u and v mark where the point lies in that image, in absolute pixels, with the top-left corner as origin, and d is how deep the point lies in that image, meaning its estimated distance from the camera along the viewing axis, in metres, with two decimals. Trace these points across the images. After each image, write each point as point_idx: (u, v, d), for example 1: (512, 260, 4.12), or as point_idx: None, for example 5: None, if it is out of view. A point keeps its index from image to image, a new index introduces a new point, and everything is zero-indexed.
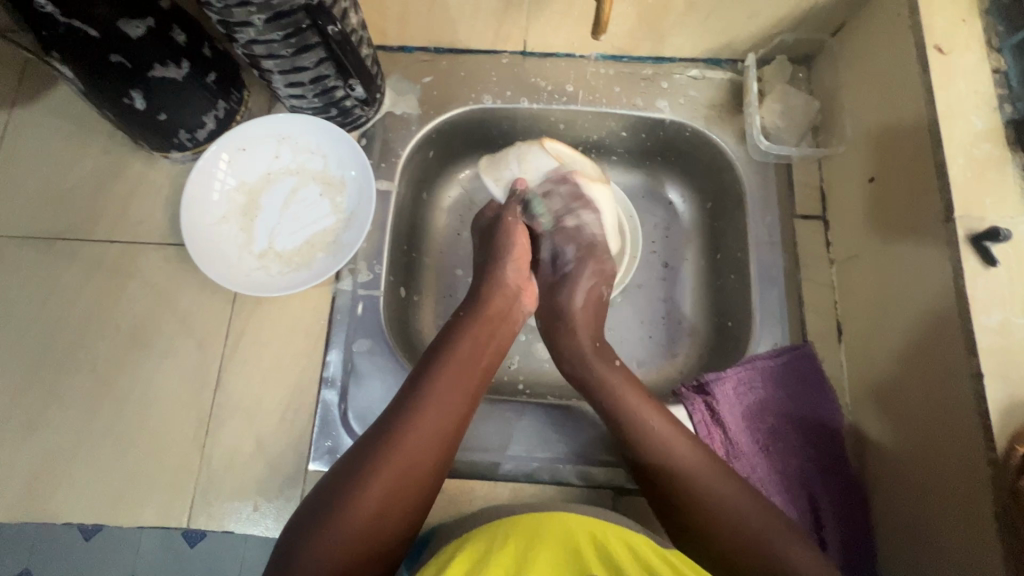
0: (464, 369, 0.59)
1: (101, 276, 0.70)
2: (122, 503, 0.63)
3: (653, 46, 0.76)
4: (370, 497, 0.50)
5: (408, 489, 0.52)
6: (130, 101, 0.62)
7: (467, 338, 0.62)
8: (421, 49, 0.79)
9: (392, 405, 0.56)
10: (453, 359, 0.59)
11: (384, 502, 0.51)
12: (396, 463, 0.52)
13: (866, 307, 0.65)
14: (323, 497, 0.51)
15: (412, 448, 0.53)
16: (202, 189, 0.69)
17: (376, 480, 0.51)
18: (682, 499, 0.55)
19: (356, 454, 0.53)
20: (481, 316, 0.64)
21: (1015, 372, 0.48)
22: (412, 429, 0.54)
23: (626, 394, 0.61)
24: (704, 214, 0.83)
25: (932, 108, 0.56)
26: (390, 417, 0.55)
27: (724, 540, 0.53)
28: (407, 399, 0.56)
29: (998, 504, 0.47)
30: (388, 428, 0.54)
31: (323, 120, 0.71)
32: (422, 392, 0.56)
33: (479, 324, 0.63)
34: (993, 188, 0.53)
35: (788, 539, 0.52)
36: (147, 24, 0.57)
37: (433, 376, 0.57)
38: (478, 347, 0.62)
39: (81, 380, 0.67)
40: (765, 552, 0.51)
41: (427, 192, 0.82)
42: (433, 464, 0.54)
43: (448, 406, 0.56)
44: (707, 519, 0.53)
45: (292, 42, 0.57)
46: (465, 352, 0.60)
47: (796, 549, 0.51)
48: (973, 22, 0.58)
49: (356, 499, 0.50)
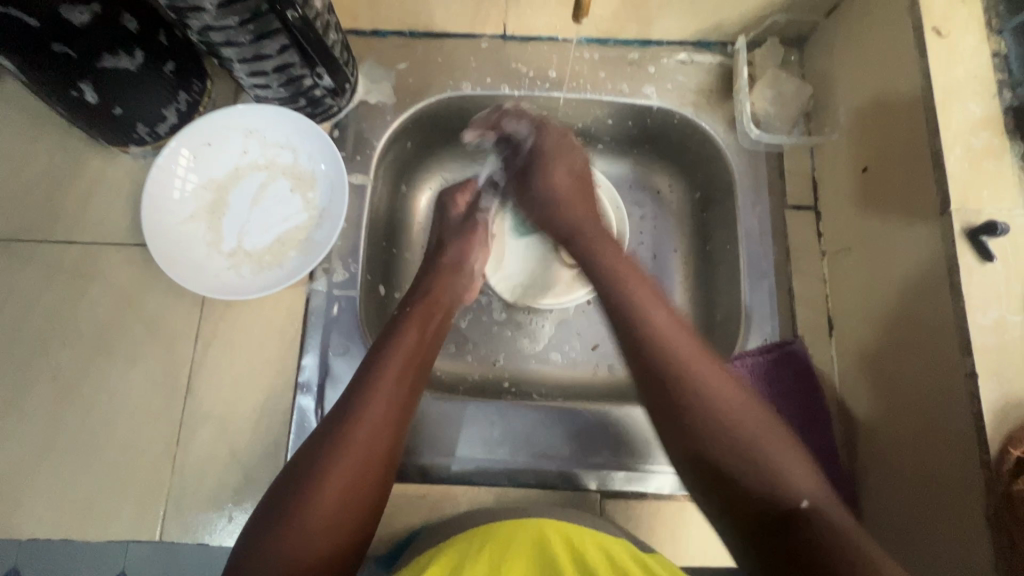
0: (407, 360, 0.57)
1: (61, 279, 0.66)
2: (91, 516, 0.61)
3: (640, 28, 0.73)
4: (321, 507, 0.47)
5: (367, 479, 0.50)
6: (80, 94, 0.57)
7: (405, 331, 0.59)
8: (395, 33, 0.74)
9: (332, 410, 0.53)
10: (391, 355, 0.56)
11: (336, 499, 0.48)
12: (347, 468, 0.49)
13: (858, 300, 0.63)
14: (273, 504, 0.48)
15: (365, 439, 0.51)
16: (163, 187, 0.66)
17: (319, 493, 0.48)
18: (690, 414, 0.49)
19: (299, 464, 0.50)
20: (424, 307, 0.63)
21: (1009, 372, 0.47)
22: (357, 432, 0.51)
23: (647, 302, 0.56)
24: (693, 205, 0.80)
25: (929, 94, 0.54)
26: (332, 420, 0.52)
27: (722, 437, 0.48)
28: (353, 392, 0.53)
29: (990, 506, 0.46)
30: (330, 435, 0.51)
31: (291, 112, 0.67)
32: (364, 384, 0.54)
33: (418, 316, 0.61)
34: (991, 178, 0.51)
35: (790, 458, 0.46)
36: (94, 10, 0.53)
37: (375, 374, 0.55)
38: (419, 338, 0.60)
39: (43, 389, 0.64)
40: (753, 443, 0.47)
41: (405, 184, 0.78)
42: (387, 453, 0.52)
43: (393, 396, 0.54)
44: (705, 421, 0.48)
45: (250, 29, 0.53)
46: (404, 342, 0.58)
47: (800, 472, 0.46)
48: (973, 2, 0.55)
49: (308, 509, 0.47)
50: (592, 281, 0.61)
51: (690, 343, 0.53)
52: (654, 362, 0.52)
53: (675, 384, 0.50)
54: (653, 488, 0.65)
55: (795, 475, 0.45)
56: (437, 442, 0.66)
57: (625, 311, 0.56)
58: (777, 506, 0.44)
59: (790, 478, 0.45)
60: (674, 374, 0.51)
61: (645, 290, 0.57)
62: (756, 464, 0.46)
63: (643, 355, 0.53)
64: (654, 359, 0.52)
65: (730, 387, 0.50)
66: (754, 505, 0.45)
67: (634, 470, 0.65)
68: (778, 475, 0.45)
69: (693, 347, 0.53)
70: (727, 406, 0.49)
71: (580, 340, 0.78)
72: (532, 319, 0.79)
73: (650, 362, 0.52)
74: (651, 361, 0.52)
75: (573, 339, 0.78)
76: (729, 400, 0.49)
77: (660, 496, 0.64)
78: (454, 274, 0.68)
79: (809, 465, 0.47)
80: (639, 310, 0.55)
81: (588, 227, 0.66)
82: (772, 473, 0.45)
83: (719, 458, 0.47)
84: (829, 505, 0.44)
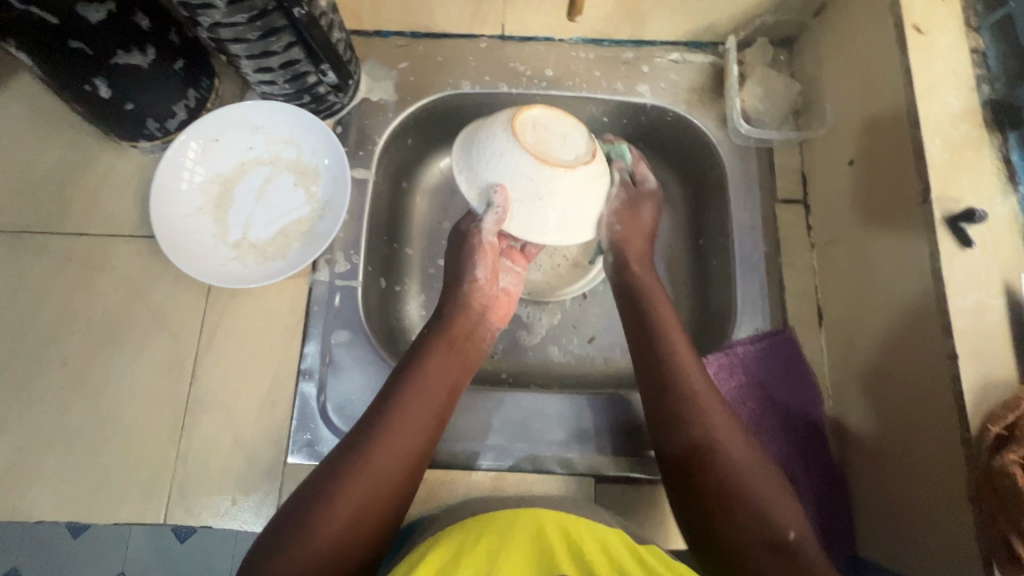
0: (433, 393, 0.58)
1: (71, 270, 0.68)
2: (98, 500, 0.62)
3: (633, 29, 0.75)
4: (328, 527, 0.49)
5: (373, 512, 0.51)
6: (93, 89, 0.60)
7: (430, 360, 0.60)
8: (397, 34, 0.77)
9: (352, 432, 0.55)
10: (416, 387, 0.57)
11: (343, 529, 0.49)
12: (360, 495, 0.50)
13: (846, 290, 0.65)
14: (285, 521, 0.49)
15: (378, 474, 0.52)
16: (171, 180, 0.68)
17: (330, 519, 0.49)
18: (717, 460, 0.53)
19: (315, 482, 0.51)
20: (448, 334, 0.63)
21: (989, 352, 0.49)
22: (374, 462, 0.52)
23: (670, 328, 0.62)
24: (686, 200, 0.82)
25: (910, 89, 0.56)
26: (350, 445, 0.53)
27: (723, 485, 0.52)
28: (372, 423, 0.55)
29: (972, 482, 0.47)
30: (348, 459, 0.52)
31: (295, 107, 0.70)
32: (386, 418, 0.55)
33: (444, 344, 0.62)
34: (970, 168, 0.53)
35: (784, 501, 0.51)
36: (108, 8, 0.55)
37: (397, 403, 0.56)
38: (442, 374, 0.60)
39: (52, 376, 0.65)
40: (750, 490, 0.51)
41: (406, 180, 0.81)
42: (399, 487, 0.53)
43: (412, 432, 0.55)
44: (722, 463, 0.53)
45: (258, 25, 0.55)
46: (432, 373, 0.59)
47: (788, 507, 0.51)
48: (951, 1, 0.58)
49: (316, 528, 0.48)
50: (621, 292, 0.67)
51: (702, 376, 0.58)
52: (683, 399, 0.56)
53: (701, 433, 0.54)
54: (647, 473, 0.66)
55: (774, 503, 0.51)
56: None
57: (665, 362, 0.59)
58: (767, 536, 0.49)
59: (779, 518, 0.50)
60: (695, 434, 0.54)
61: (684, 348, 0.60)
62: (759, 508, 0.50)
63: (675, 397, 0.57)
64: (672, 384, 0.57)
65: (744, 445, 0.54)
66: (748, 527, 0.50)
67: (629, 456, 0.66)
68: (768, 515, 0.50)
69: (711, 392, 0.57)
70: (739, 464, 0.53)
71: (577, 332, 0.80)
72: (530, 312, 0.80)
73: (669, 389, 0.57)
74: (676, 396, 0.57)
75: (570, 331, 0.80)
76: (738, 456, 0.53)
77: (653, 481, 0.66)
78: (472, 291, 0.66)
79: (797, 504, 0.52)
80: (670, 352, 0.59)
81: (647, 277, 0.67)
82: (756, 497, 0.51)
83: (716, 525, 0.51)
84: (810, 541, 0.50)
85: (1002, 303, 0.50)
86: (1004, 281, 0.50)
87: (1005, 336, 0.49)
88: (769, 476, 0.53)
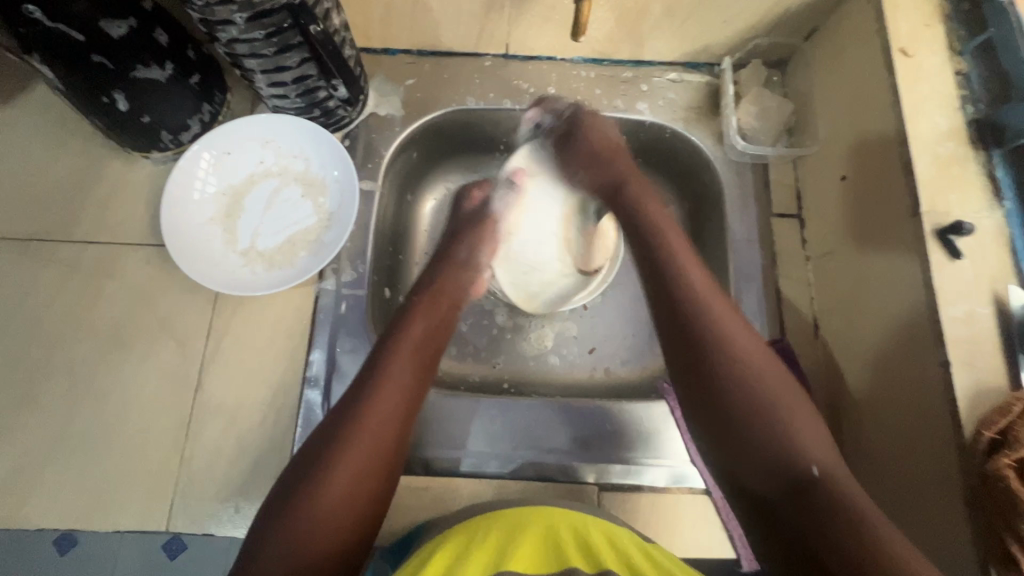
0: (418, 348, 0.60)
1: (80, 278, 0.69)
2: (100, 507, 0.62)
3: (633, 50, 0.78)
4: (332, 488, 0.49)
5: (378, 462, 0.52)
6: (111, 101, 0.61)
7: (414, 321, 0.62)
8: (405, 52, 0.80)
9: (343, 395, 0.55)
10: (402, 343, 0.59)
11: (354, 478, 0.50)
12: (359, 449, 0.51)
13: (840, 301, 0.67)
14: (291, 481, 0.50)
15: (377, 426, 0.53)
16: (184, 190, 0.69)
17: (338, 470, 0.50)
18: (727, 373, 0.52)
19: (318, 440, 0.52)
20: (431, 297, 0.66)
21: (980, 361, 0.50)
22: (372, 416, 0.53)
23: (682, 254, 0.59)
24: (684, 215, 0.85)
25: (898, 109, 0.59)
26: (348, 403, 0.54)
27: (743, 416, 0.51)
28: (365, 378, 0.56)
29: (968, 488, 0.48)
30: (349, 410, 0.53)
31: (307, 121, 0.72)
32: (376, 372, 0.56)
33: (425, 307, 0.64)
34: (956, 184, 0.56)
35: (813, 435, 0.50)
36: (130, 23, 0.57)
37: (384, 362, 0.57)
38: (426, 329, 0.62)
39: (57, 382, 0.66)
40: (782, 423, 0.50)
41: (410, 194, 0.82)
42: (398, 438, 0.54)
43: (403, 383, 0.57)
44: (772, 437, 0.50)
45: (274, 42, 0.58)
46: (414, 331, 0.61)
47: (817, 443, 0.50)
48: (935, 26, 0.61)
49: (321, 485, 0.49)
50: (635, 233, 0.63)
51: (742, 327, 0.55)
52: (705, 335, 0.54)
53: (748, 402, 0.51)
54: (649, 481, 0.67)
55: (800, 431, 0.50)
56: (440, 436, 0.68)
57: (670, 285, 0.57)
58: (798, 469, 0.48)
59: (807, 450, 0.49)
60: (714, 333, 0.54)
61: (705, 286, 0.57)
62: (783, 433, 0.50)
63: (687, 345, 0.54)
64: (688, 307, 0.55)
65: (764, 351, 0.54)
66: (770, 451, 0.49)
67: (631, 464, 0.67)
68: (793, 438, 0.49)
69: (749, 338, 0.54)
70: (767, 397, 0.51)
71: (578, 342, 0.81)
72: (532, 322, 0.82)
73: (682, 318, 0.55)
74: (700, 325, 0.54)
75: (570, 342, 0.81)
76: (764, 395, 0.51)
77: (654, 489, 0.66)
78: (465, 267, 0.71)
79: (827, 440, 0.51)
80: (704, 311, 0.55)
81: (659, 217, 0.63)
82: (783, 432, 0.50)
83: (750, 446, 0.50)
84: (844, 476, 0.48)
85: (992, 312, 0.52)
86: (992, 290, 0.52)
87: (995, 344, 0.51)
88: (794, 398, 0.52)
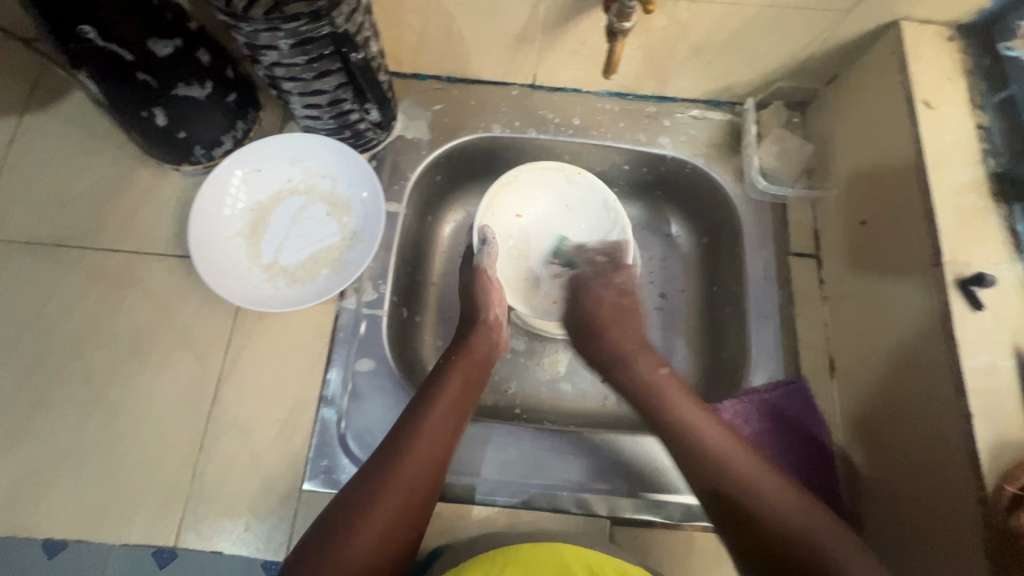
0: (450, 412, 0.60)
1: (103, 286, 0.69)
2: (109, 518, 0.62)
3: (657, 86, 0.80)
4: (360, 541, 0.50)
5: (401, 529, 0.53)
6: (150, 116, 0.62)
7: (449, 381, 0.62)
8: (434, 78, 0.81)
9: (376, 452, 0.56)
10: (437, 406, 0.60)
11: (377, 541, 0.51)
12: (386, 513, 0.52)
13: (858, 343, 0.67)
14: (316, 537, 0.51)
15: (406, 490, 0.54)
16: (213, 204, 0.70)
17: (362, 533, 0.50)
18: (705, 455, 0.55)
19: (345, 499, 0.53)
20: (464, 357, 0.65)
21: (1002, 414, 0.50)
22: (399, 479, 0.54)
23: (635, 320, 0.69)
24: (701, 249, 0.85)
25: (921, 160, 0.60)
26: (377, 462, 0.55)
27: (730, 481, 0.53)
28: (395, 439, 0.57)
29: (988, 543, 0.48)
30: (378, 469, 0.54)
31: (337, 142, 0.72)
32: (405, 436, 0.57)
33: (460, 367, 0.64)
34: (979, 235, 0.57)
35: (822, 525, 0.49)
36: (175, 43, 0.59)
37: (418, 424, 0.58)
38: (462, 388, 0.62)
39: (73, 389, 0.66)
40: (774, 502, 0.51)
41: (431, 215, 0.84)
42: (422, 504, 0.55)
43: (432, 449, 0.57)
44: (756, 494, 0.52)
45: (314, 67, 0.59)
46: (447, 393, 0.61)
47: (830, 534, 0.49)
48: (957, 80, 0.63)
49: (344, 547, 0.50)
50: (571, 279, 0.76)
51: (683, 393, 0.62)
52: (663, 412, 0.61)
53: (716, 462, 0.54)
54: (662, 516, 0.66)
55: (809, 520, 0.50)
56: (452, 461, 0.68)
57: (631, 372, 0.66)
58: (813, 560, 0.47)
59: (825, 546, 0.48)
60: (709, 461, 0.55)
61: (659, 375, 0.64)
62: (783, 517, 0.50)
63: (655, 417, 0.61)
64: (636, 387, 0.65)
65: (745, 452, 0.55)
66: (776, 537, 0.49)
67: (644, 499, 0.67)
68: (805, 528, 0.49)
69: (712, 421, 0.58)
70: (758, 479, 0.52)
71: (591, 370, 0.81)
72: (546, 347, 0.82)
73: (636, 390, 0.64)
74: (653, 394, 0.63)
75: (583, 369, 0.81)
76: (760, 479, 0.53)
77: (668, 524, 0.66)
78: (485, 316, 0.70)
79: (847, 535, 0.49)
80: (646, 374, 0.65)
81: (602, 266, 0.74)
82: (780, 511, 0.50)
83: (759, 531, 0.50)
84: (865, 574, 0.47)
85: (1013, 365, 0.52)
86: (1013, 343, 0.53)
87: (1015, 397, 0.51)
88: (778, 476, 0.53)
